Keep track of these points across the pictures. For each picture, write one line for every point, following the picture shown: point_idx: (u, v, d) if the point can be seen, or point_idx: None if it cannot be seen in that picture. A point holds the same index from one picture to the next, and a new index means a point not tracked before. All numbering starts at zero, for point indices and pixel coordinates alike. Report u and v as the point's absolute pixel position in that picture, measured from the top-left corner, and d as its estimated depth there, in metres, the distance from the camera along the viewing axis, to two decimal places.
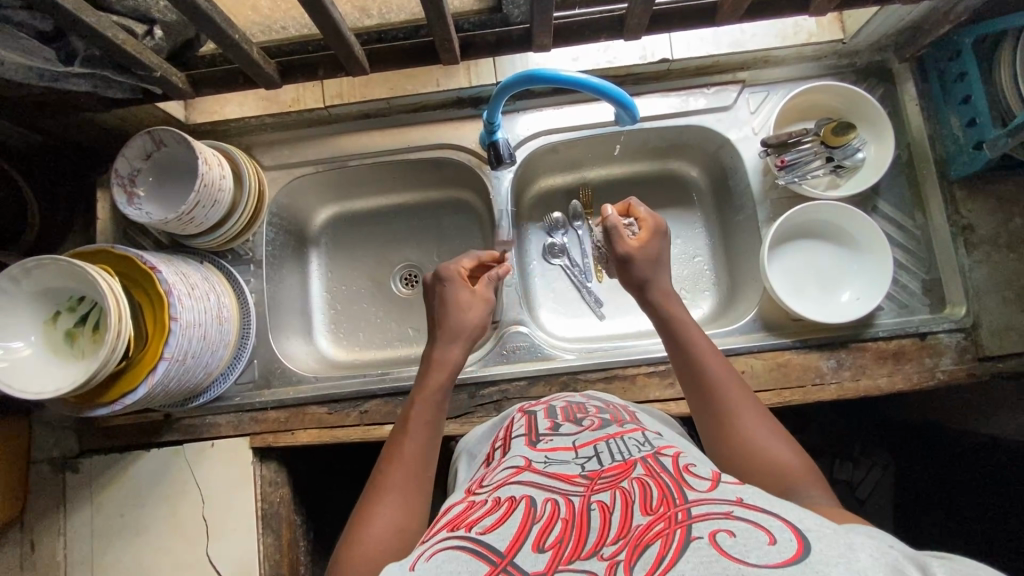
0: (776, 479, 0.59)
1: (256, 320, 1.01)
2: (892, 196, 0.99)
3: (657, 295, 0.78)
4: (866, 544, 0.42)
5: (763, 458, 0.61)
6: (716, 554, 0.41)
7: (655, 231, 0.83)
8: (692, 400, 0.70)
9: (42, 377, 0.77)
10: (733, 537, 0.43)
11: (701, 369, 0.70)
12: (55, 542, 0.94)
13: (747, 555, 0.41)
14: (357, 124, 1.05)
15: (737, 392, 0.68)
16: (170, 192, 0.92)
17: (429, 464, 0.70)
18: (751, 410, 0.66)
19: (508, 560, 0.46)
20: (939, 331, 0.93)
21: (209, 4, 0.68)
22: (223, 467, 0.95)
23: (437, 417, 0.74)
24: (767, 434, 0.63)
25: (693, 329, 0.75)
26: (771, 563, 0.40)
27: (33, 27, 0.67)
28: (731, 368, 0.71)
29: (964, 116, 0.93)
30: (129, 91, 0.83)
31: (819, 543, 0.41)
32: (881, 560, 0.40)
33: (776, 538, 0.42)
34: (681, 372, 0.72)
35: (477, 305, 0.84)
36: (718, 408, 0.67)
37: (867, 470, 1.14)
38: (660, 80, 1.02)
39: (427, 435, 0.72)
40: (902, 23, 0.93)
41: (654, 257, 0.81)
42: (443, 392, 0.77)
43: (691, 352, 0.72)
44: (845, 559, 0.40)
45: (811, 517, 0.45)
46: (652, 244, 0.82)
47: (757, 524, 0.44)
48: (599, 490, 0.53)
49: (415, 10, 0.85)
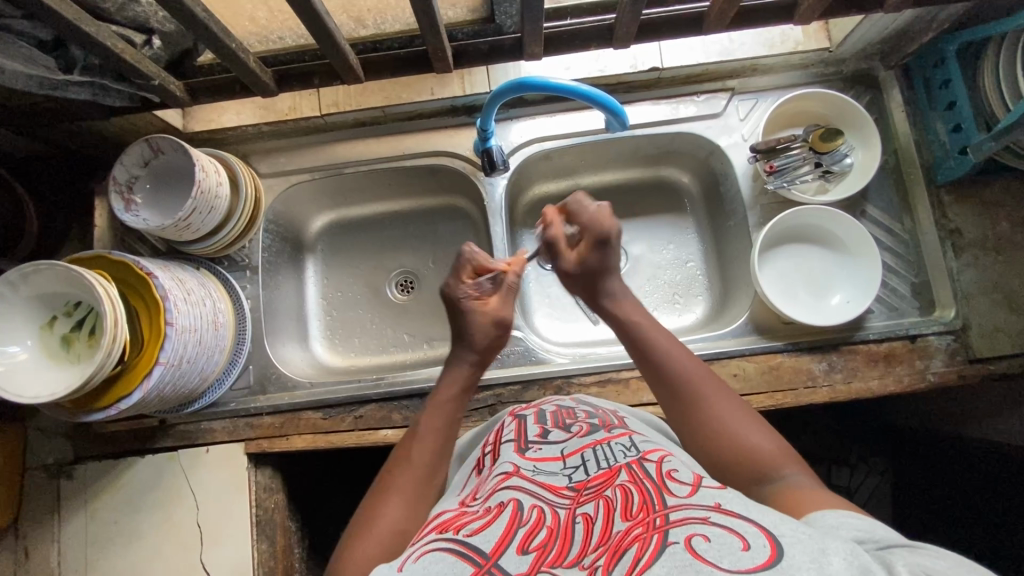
0: (754, 468, 0.60)
1: (251, 324, 1.02)
2: (880, 200, 1.01)
3: (610, 302, 0.77)
4: (841, 547, 0.42)
5: (740, 452, 0.61)
6: (690, 558, 0.42)
7: (590, 242, 0.78)
8: (663, 402, 0.69)
9: (39, 380, 0.77)
10: (707, 542, 0.43)
11: (669, 368, 0.69)
12: (49, 549, 0.94)
13: (720, 559, 0.41)
14: (351, 132, 1.07)
15: (709, 387, 0.67)
16: (167, 199, 0.94)
17: (436, 468, 0.69)
18: (720, 397, 0.66)
19: (492, 562, 0.47)
20: (929, 333, 0.94)
21: (206, 14, 0.69)
22: (218, 474, 0.95)
23: (448, 424, 0.73)
24: (744, 425, 0.63)
25: (657, 330, 0.73)
26: (742, 569, 0.40)
27: (35, 36, 0.69)
28: (694, 358, 0.70)
29: (949, 122, 0.95)
30: (127, 100, 0.84)
31: (792, 548, 0.41)
32: (854, 564, 0.40)
33: (750, 544, 0.42)
34: (648, 375, 0.71)
35: (490, 331, 0.78)
36: (690, 407, 0.66)
37: (864, 477, 1.19)
38: (650, 88, 1.04)
39: (439, 442, 0.71)
40: (887, 31, 0.95)
41: (597, 269, 0.78)
42: (459, 403, 0.75)
43: (659, 352, 0.71)
44: (817, 563, 0.40)
45: (788, 522, 0.45)
46: (591, 257, 0.78)
47: (732, 530, 0.44)
48: (584, 502, 0.53)
49: (410, 21, 0.87)
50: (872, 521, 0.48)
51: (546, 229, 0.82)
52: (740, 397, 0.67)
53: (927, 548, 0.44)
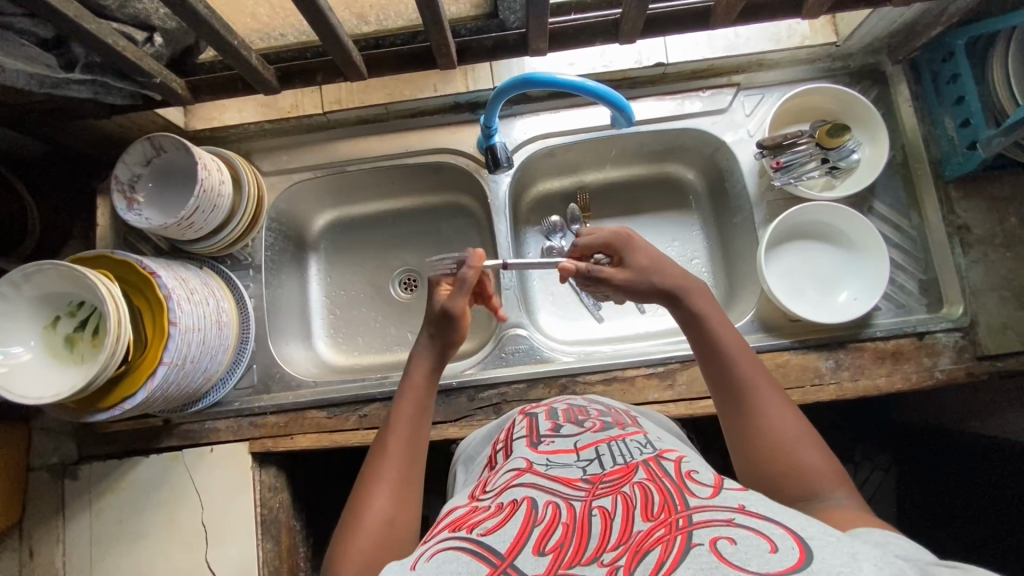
0: (802, 484, 0.59)
1: (255, 323, 1.02)
2: (888, 196, 1.00)
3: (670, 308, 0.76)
4: (870, 553, 0.42)
5: (789, 466, 0.60)
6: (716, 561, 0.41)
7: (620, 252, 0.82)
8: (722, 400, 0.68)
9: (42, 381, 0.77)
10: (734, 545, 0.42)
11: (731, 369, 0.68)
12: (54, 549, 0.93)
13: (747, 562, 0.41)
14: (354, 129, 1.06)
15: (771, 397, 0.65)
16: (170, 198, 0.93)
17: (416, 454, 0.70)
18: (780, 408, 0.64)
19: (507, 562, 0.46)
20: (936, 330, 0.93)
21: (208, 10, 0.68)
22: (222, 473, 0.95)
23: (422, 409, 0.73)
24: (800, 440, 0.61)
25: (724, 328, 0.72)
26: (772, 571, 0.39)
27: (35, 34, 0.68)
28: (760, 365, 0.69)
29: (958, 117, 0.94)
30: (129, 98, 0.84)
31: (821, 551, 0.41)
32: (885, 569, 0.40)
33: (778, 546, 0.42)
34: (708, 372, 0.70)
35: (440, 320, 0.77)
36: (747, 409, 0.65)
37: (869, 472, 1.20)
38: (656, 83, 1.03)
39: (415, 433, 0.71)
40: (894, 25, 0.94)
41: (645, 266, 0.79)
42: (427, 387, 0.75)
43: (724, 353, 0.69)
44: (847, 568, 0.39)
45: (815, 525, 0.45)
46: (629, 259, 0.80)
47: (759, 532, 0.44)
48: (600, 495, 0.52)
49: (413, 16, 0.86)
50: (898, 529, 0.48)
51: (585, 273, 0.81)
52: (798, 409, 0.65)
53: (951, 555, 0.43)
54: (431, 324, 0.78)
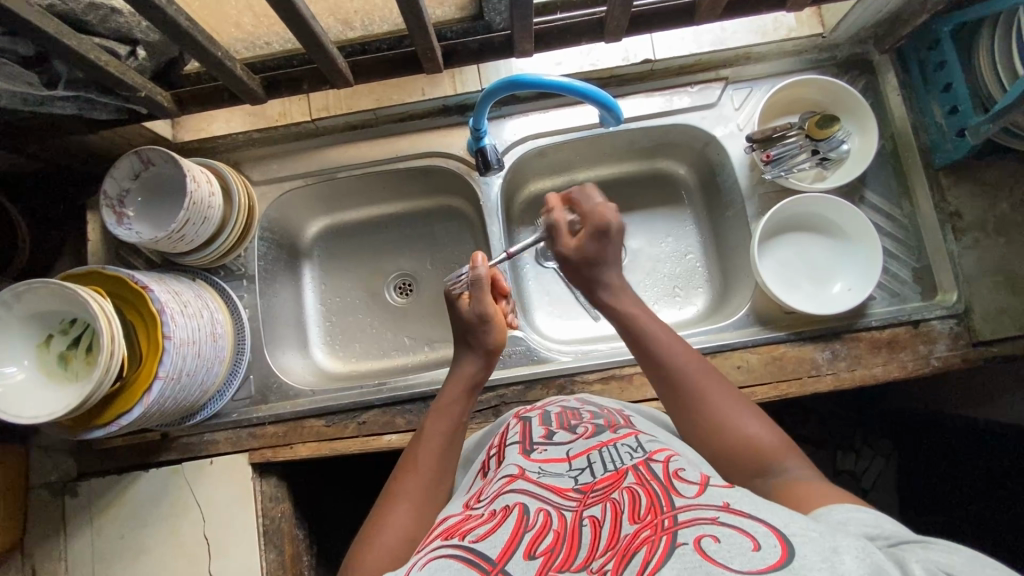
0: (755, 461, 0.59)
1: (251, 335, 1.01)
2: (878, 185, 1.00)
3: (607, 295, 0.77)
4: (851, 545, 0.41)
5: (741, 448, 0.61)
6: (700, 560, 0.41)
7: (593, 228, 0.78)
8: (667, 403, 0.68)
9: (38, 400, 0.76)
10: (717, 543, 0.42)
11: (668, 361, 0.69)
12: (56, 568, 0.93)
13: (731, 561, 0.41)
14: (343, 135, 1.05)
15: (707, 381, 0.66)
16: (158, 212, 0.92)
17: (443, 471, 0.70)
18: (719, 392, 0.65)
19: (499, 567, 0.46)
20: (931, 318, 0.93)
21: (189, 23, 0.68)
22: (223, 485, 0.94)
23: (452, 425, 0.74)
24: (745, 418, 0.63)
25: (654, 323, 0.73)
26: (753, 570, 0.39)
27: (15, 51, 0.68)
28: (693, 353, 0.70)
29: (946, 105, 0.94)
30: (114, 112, 0.83)
31: (803, 548, 0.41)
32: (866, 563, 0.39)
33: (760, 544, 0.42)
34: (647, 366, 0.71)
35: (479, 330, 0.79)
36: (689, 398, 0.66)
37: (870, 461, 1.18)
38: (645, 80, 1.03)
39: (444, 449, 0.72)
40: (881, 13, 0.93)
41: (595, 259, 0.78)
42: (462, 403, 0.77)
43: (658, 346, 0.70)
44: (828, 563, 0.39)
45: (798, 519, 0.45)
46: (589, 246, 0.77)
47: (742, 530, 0.44)
48: (591, 504, 0.53)
49: (397, 21, 0.85)
50: (885, 517, 0.48)
51: (548, 215, 0.82)
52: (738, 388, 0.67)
53: (939, 542, 0.43)
54: (466, 335, 0.80)
